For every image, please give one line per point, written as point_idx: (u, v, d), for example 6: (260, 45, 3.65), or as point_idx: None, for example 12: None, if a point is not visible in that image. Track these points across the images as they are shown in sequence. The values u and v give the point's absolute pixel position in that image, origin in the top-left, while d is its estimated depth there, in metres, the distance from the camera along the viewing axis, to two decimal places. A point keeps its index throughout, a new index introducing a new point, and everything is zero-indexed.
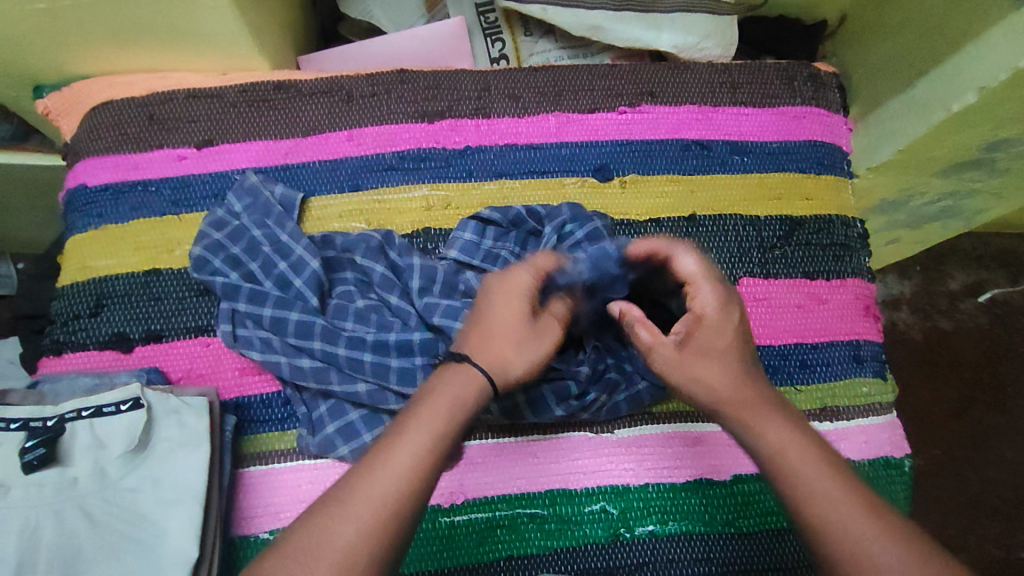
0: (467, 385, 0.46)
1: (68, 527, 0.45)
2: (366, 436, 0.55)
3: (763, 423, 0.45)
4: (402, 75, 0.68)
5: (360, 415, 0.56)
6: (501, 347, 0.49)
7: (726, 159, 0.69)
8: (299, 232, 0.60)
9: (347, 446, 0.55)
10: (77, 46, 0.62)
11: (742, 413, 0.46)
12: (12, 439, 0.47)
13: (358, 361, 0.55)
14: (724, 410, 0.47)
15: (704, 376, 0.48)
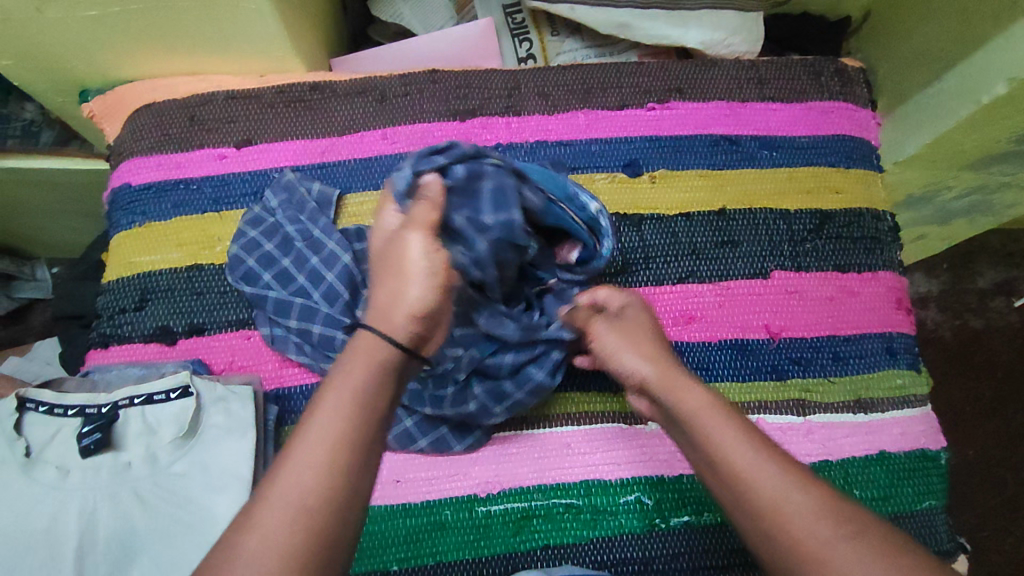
0: (357, 369, 0.42)
1: (122, 510, 0.47)
2: (406, 420, 0.57)
3: (686, 392, 0.50)
4: (433, 75, 0.69)
5: (413, 420, 0.57)
6: (380, 293, 0.45)
7: (756, 154, 0.69)
8: (331, 228, 0.61)
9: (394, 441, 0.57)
10: (124, 52, 0.64)
11: (664, 384, 0.51)
12: (70, 424, 0.50)
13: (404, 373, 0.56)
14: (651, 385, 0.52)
15: (632, 348, 0.54)
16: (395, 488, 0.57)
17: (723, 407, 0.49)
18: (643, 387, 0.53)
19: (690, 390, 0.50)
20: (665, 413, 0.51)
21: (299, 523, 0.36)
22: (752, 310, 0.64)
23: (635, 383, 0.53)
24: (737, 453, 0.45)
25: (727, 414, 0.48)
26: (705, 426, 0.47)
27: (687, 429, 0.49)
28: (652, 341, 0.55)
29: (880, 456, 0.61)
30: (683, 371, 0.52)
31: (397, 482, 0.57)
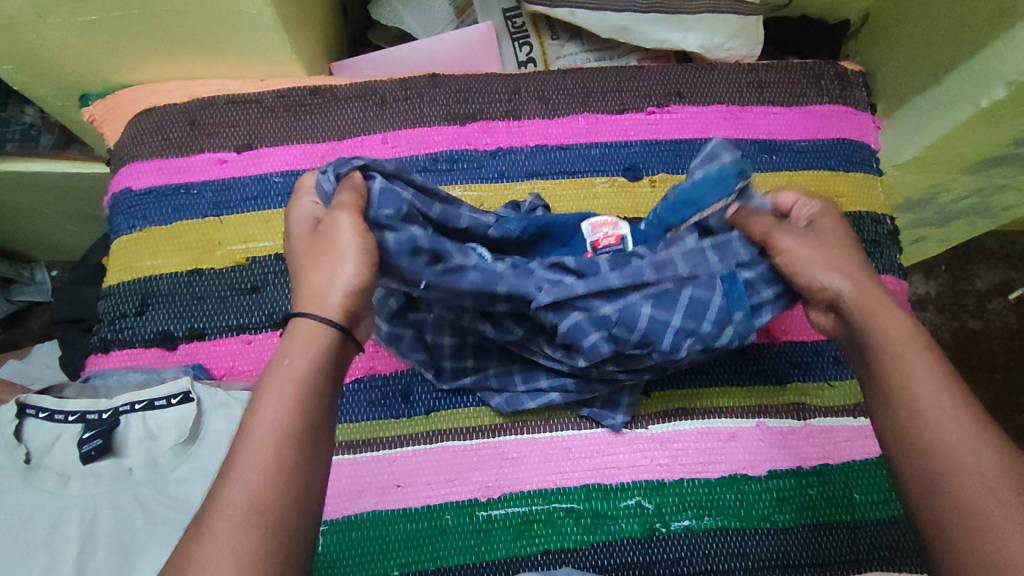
0: (298, 359, 0.40)
1: (123, 516, 0.47)
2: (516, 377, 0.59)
3: (884, 315, 0.46)
4: (433, 79, 0.69)
5: (518, 370, 0.58)
6: (313, 276, 0.43)
7: (755, 158, 0.69)
8: None
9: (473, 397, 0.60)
10: (125, 57, 0.64)
11: (867, 305, 0.46)
12: (70, 431, 0.50)
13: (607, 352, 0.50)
14: (846, 306, 0.47)
15: (829, 264, 0.48)
16: (396, 493, 0.57)
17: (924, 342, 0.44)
18: (836, 305, 0.48)
19: (897, 317, 0.45)
20: (854, 332, 0.47)
21: (251, 521, 0.35)
22: None
23: (826, 297, 0.48)
24: (929, 392, 0.42)
25: (929, 353, 0.44)
26: (904, 362, 0.43)
27: (878, 355, 0.44)
28: (847, 257, 0.49)
29: None
30: (890, 297, 0.47)
31: (398, 486, 0.57)
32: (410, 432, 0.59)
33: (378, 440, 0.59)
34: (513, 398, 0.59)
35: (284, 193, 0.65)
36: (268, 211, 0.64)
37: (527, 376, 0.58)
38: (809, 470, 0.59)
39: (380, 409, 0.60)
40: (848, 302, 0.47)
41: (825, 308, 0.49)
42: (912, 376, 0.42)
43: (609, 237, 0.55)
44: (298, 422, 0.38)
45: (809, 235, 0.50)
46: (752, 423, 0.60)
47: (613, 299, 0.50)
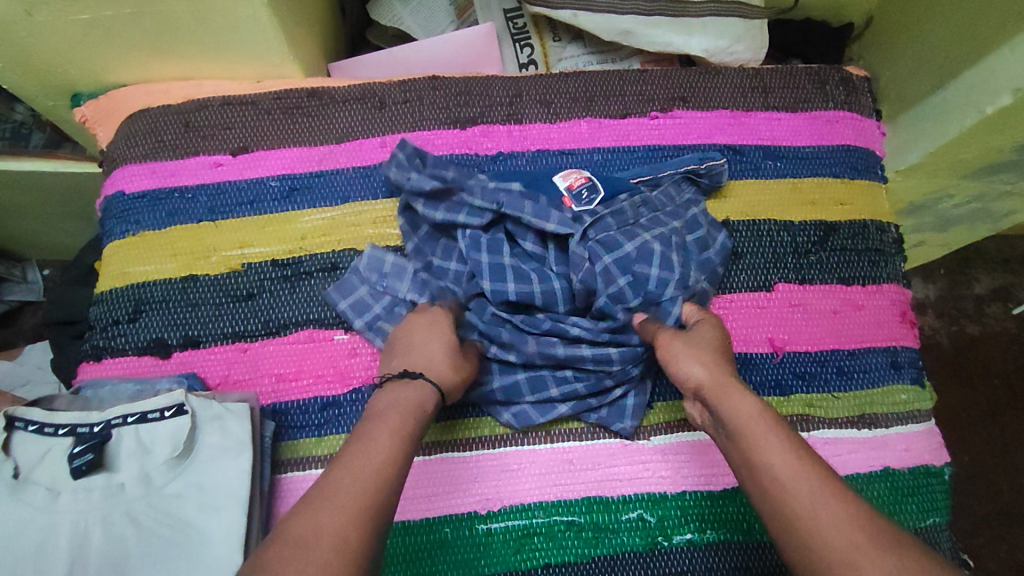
0: (403, 417, 0.47)
1: (115, 532, 0.46)
2: (523, 387, 0.58)
3: (737, 397, 0.48)
4: (433, 81, 0.68)
5: (526, 376, 0.59)
6: (427, 356, 0.53)
7: (760, 164, 0.68)
8: (416, 250, 0.62)
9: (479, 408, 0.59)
10: (117, 56, 0.63)
11: (718, 389, 0.49)
12: (60, 446, 0.48)
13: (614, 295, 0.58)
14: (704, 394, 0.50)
15: (690, 352, 0.52)
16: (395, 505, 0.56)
17: (773, 421, 0.46)
18: (700, 393, 0.51)
19: (745, 397, 0.47)
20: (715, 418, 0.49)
21: (354, 529, 0.38)
22: (755, 323, 0.63)
23: (692, 388, 0.51)
24: (778, 458, 0.43)
25: (778, 424, 0.45)
26: (752, 436, 0.45)
27: (734, 437, 0.46)
28: (704, 351, 0.52)
29: (884, 472, 0.60)
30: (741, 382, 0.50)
31: None
32: None
33: None
34: (521, 412, 0.58)
35: (281, 197, 0.63)
36: (265, 216, 0.63)
37: (535, 385, 0.58)
38: None
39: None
40: (707, 390, 0.50)
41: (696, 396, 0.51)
42: (759, 447, 0.44)
43: (581, 181, 0.62)
44: (392, 454, 0.44)
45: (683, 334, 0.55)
46: None
47: (614, 251, 0.59)
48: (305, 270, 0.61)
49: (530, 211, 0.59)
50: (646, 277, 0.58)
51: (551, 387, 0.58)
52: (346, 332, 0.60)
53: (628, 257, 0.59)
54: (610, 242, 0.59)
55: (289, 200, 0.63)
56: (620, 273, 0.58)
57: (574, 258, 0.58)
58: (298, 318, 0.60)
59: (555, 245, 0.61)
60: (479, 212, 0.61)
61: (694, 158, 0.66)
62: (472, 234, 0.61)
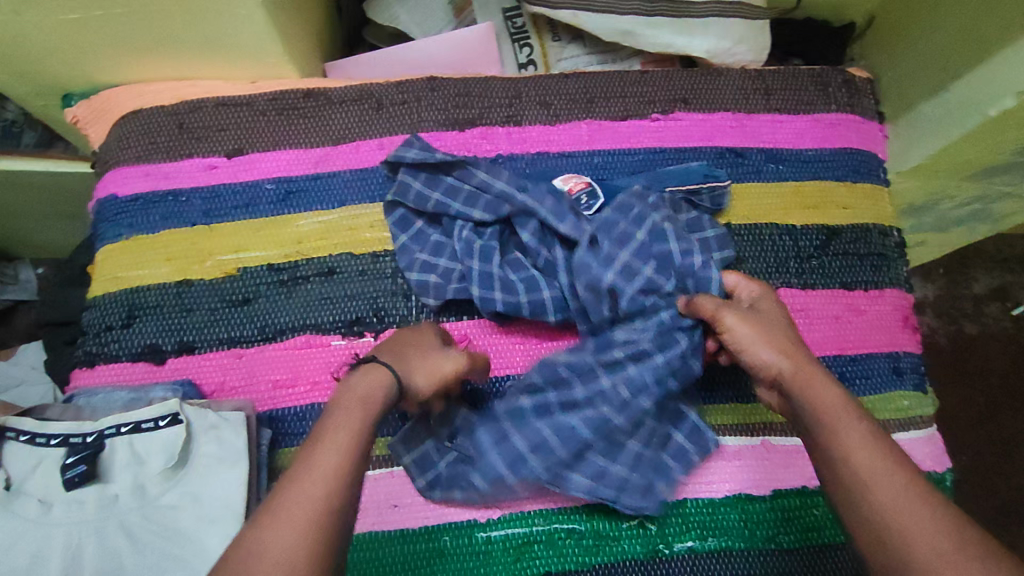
0: (354, 412, 0.45)
1: (109, 545, 0.45)
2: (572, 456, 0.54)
3: (819, 388, 0.47)
4: (431, 82, 0.67)
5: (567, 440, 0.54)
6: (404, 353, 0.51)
7: (762, 167, 0.68)
8: (406, 247, 0.61)
9: (539, 461, 0.54)
10: (109, 56, 0.62)
11: (800, 380, 0.48)
12: (52, 455, 0.48)
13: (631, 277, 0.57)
14: (787, 382, 0.49)
15: (767, 342, 0.50)
16: (392, 514, 0.55)
17: (857, 413, 0.46)
18: (777, 381, 0.50)
19: (828, 389, 0.47)
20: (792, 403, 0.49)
21: (306, 537, 0.38)
22: None
23: (768, 375, 0.50)
24: (863, 452, 0.43)
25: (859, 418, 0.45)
26: (836, 426, 0.45)
27: (818, 426, 0.46)
28: (775, 335, 0.51)
29: None
30: (821, 370, 0.50)
31: (394, 507, 0.55)
32: None
33: (375, 458, 0.57)
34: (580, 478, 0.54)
35: (277, 201, 0.62)
36: (260, 219, 0.62)
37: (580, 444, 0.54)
38: (814, 490, 0.58)
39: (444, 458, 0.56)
40: (787, 378, 0.49)
41: (770, 385, 0.51)
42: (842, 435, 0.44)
43: (581, 185, 0.63)
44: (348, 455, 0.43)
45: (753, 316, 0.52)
46: (755, 441, 0.59)
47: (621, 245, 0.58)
48: (302, 275, 0.61)
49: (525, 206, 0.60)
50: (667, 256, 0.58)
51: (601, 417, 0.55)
52: (343, 337, 0.59)
53: (640, 246, 0.58)
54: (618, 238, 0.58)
55: (285, 203, 0.62)
56: (624, 258, 0.58)
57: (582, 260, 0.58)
58: (295, 324, 0.59)
59: (554, 250, 0.61)
60: (479, 212, 0.61)
61: (699, 171, 0.65)
62: (468, 236, 0.61)
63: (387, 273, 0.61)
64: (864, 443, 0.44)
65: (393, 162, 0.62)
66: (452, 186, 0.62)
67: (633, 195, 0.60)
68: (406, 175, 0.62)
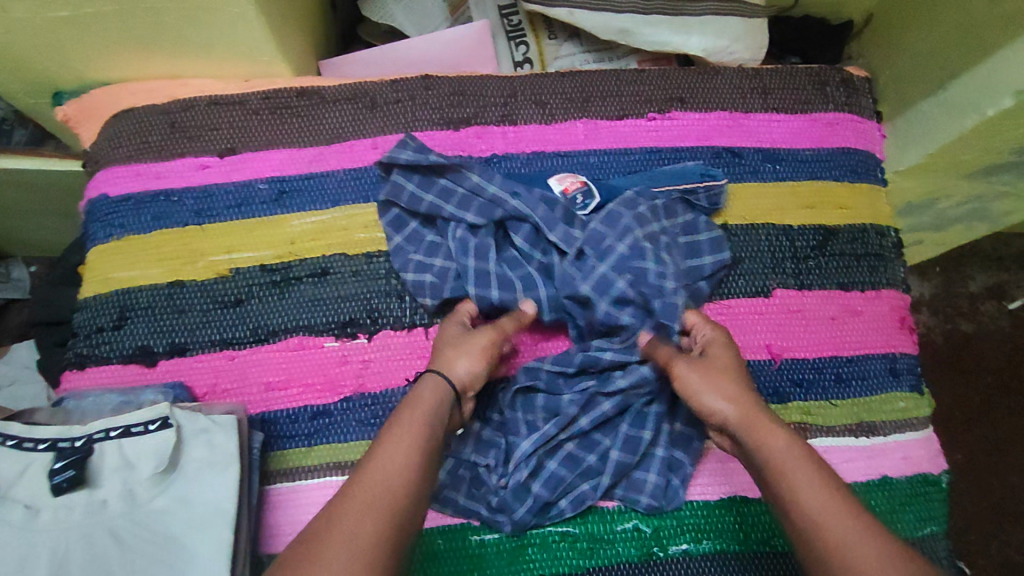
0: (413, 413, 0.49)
1: (98, 551, 0.45)
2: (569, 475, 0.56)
3: (768, 434, 0.49)
4: (426, 80, 0.66)
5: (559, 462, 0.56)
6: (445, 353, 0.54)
7: (759, 167, 0.67)
8: (401, 248, 0.60)
9: (535, 485, 0.55)
10: (99, 54, 0.61)
11: (747, 426, 0.50)
12: (39, 461, 0.47)
13: (617, 288, 0.57)
14: (733, 429, 0.50)
15: (713, 389, 0.52)
16: None
17: (806, 455, 0.47)
18: (726, 428, 0.51)
19: (776, 433, 0.49)
20: (745, 452, 0.49)
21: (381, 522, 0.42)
22: (753, 330, 0.62)
23: (717, 422, 0.52)
24: (812, 494, 0.44)
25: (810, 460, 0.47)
26: (787, 469, 0.46)
27: (766, 472, 0.47)
28: (725, 380, 0.53)
29: (881, 481, 0.60)
30: (765, 413, 0.51)
31: None
32: None
33: None
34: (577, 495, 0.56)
35: (270, 200, 0.62)
36: (253, 219, 0.61)
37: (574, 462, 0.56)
38: None
39: (465, 507, 0.55)
40: (735, 425, 0.50)
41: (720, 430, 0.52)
42: (793, 484, 0.45)
43: (576, 185, 0.62)
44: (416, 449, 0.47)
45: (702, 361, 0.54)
46: None
47: (607, 256, 0.58)
48: (295, 276, 0.60)
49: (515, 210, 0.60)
50: (647, 271, 0.57)
51: (608, 443, 0.57)
52: (336, 339, 0.58)
53: (622, 257, 0.58)
54: (603, 249, 0.58)
55: (278, 203, 0.62)
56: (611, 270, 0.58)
57: (568, 269, 0.58)
58: (288, 325, 0.58)
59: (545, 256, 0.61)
60: (469, 214, 0.61)
61: (694, 171, 0.65)
62: (461, 235, 0.60)
63: (381, 274, 0.60)
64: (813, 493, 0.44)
65: (387, 162, 0.61)
66: (444, 189, 0.61)
67: (622, 203, 0.60)
68: (395, 179, 0.61)
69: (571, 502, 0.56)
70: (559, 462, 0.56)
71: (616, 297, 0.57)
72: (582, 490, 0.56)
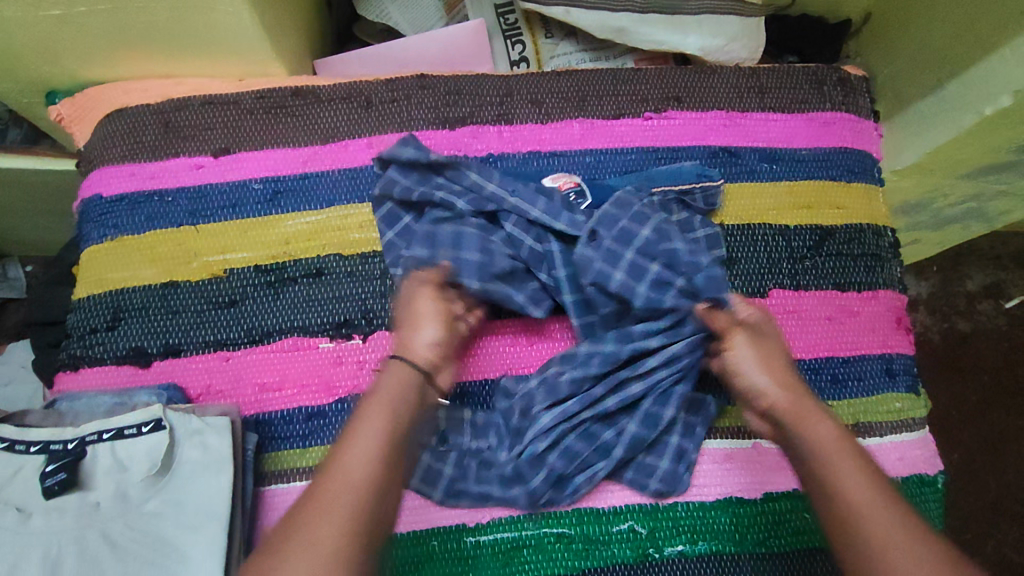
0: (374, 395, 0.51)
1: (89, 554, 0.45)
2: (586, 451, 0.56)
3: (816, 423, 0.51)
4: (421, 80, 0.66)
5: (576, 436, 0.56)
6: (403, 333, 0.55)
7: (756, 167, 0.67)
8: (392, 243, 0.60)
9: (552, 465, 0.55)
10: (92, 53, 0.61)
11: (795, 413, 0.51)
12: (32, 462, 0.47)
13: (644, 271, 0.57)
14: (780, 415, 0.52)
15: (764, 370, 0.53)
16: None
17: (849, 447, 0.49)
18: (769, 413, 0.53)
19: (822, 423, 0.51)
20: (787, 438, 0.51)
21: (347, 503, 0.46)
22: None
23: (761, 405, 0.53)
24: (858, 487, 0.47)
25: (851, 448, 0.49)
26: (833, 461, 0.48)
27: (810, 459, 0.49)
28: (778, 365, 0.54)
29: None
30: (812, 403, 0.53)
31: None
32: None
33: None
34: (592, 472, 0.56)
35: (265, 201, 0.62)
36: (247, 220, 0.61)
37: (590, 440, 0.56)
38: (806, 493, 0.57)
39: (461, 488, 0.55)
40: (780, 411, 0.52)
41: (759, 413, 0.54)
42: (838, 471, 0.48)
43: (570, 184, 0.62)
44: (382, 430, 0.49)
45: (756, 334, 0.55)
46: (748, 444, 0.58)
47: (632, 241, 0.57)
48: (289, 276, 0.60)
49: (518, 201, 0.60)
50: (676, 251, 0.57)
51: (626, 420, 0.57)
52: (331, 339, 0.58)
53: (648, 241, 0.57)
54: (625, 234, 0.57)
55: (272, 203, 0.62)
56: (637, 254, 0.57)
57: (583, 261, 0.57)
58: (282, 325, 0.58)
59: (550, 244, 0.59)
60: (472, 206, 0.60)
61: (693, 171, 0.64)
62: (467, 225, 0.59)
63: (375, 275, 0.60)
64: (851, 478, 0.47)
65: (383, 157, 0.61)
66: (439, 182, 0.61)
67: (629, 194, 0.60)
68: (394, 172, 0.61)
69: (586, 479, 0.55)
70: (575, 439, 0.56)
71: (655, 280, 0.57)
72: (598, 468, 0.56)
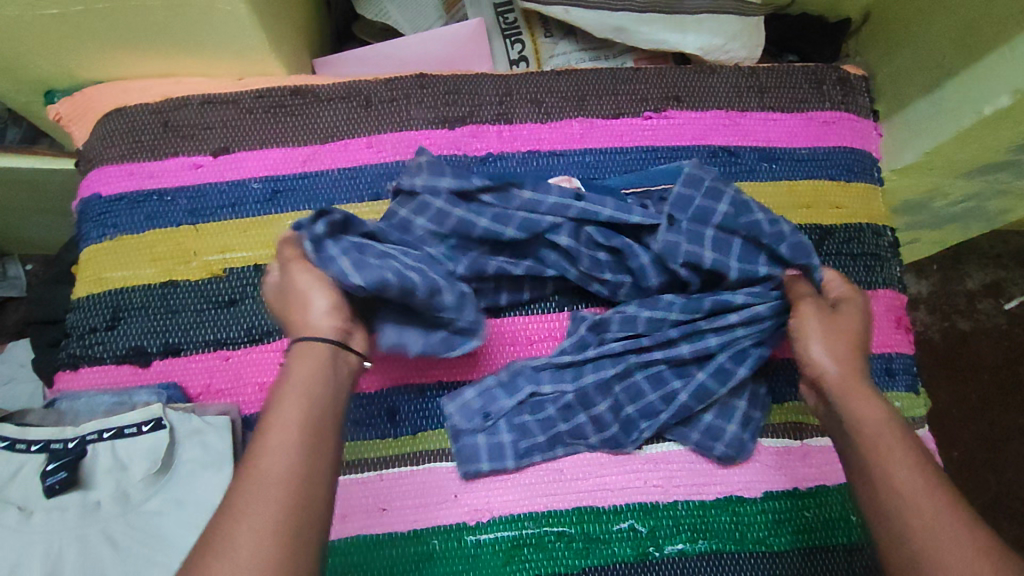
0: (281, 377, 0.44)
1: (89, 552, 0.45)
2: (652, 395, 0.58)
3: (865, 402, 0.46)
4: (421, 79, 0.66)
5: (645, 374, 0.58)
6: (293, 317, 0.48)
7: (755, 166, 0.67)
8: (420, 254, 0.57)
9: (609, 412, 0.58)
10: (90, 52, 0.61)
11: (843, 388, 0.48)
12: (32, 461, 0.47)
13: (728, 245, 0.57)
14: (824, 386, 0.49)
15: (824, 341, 0.51)
16: (381, 517, 0.55)
17: (901, 431, 0.44)
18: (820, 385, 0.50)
19: (871, 403, 0.46)
20: (832, 412, 0.48)
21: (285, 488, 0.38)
22: None
23: (812, 375, 0.50)
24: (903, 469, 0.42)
25: (905, 438, 0.44)
26: (877, 442, 0.44)
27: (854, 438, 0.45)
28: (839, 340, 0.51)
29: None
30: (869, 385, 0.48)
31: (383, 511, 0.55)
32: (397, 452, 0.57)
33: (365, 461, 0.56)
34: (654, 422, 0.57)
35: (264, 200, 0.62)
36: (247, 219, 0.61)
37: (657, 382, 0.58)
38: (805, 491, 0.58)
39: (527, 441, 0.57)
40: (830, 385, 0.49)
41: (811, 385, 0.51)
42: (881, 451, 0.43)
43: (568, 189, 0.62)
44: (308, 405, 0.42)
45: (839, 305, 0.53)
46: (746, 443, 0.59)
47: (708, 222, 0.57)
48: None
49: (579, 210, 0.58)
50: (756, 225, 0.57)
51: (696, 370, 0.58)
52: None
53: (728, 215, 0.57)
54: (700, 217, 0.58)
55: (272, 203, 0.62)
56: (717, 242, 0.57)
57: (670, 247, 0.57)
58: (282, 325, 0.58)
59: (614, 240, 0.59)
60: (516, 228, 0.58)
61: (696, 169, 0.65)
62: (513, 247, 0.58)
63: None
64: (906, 467, 0.42)
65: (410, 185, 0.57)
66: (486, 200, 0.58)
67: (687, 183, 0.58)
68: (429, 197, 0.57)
69: (650, 424, 0.57)
70: (642, 377, 0.58)
71: (741, 252, 0.57)
72: (664, 418, 0.57)
